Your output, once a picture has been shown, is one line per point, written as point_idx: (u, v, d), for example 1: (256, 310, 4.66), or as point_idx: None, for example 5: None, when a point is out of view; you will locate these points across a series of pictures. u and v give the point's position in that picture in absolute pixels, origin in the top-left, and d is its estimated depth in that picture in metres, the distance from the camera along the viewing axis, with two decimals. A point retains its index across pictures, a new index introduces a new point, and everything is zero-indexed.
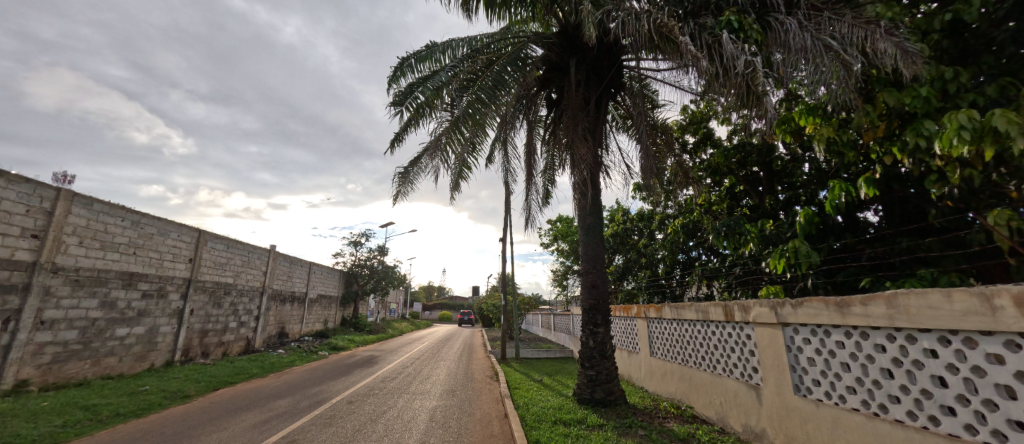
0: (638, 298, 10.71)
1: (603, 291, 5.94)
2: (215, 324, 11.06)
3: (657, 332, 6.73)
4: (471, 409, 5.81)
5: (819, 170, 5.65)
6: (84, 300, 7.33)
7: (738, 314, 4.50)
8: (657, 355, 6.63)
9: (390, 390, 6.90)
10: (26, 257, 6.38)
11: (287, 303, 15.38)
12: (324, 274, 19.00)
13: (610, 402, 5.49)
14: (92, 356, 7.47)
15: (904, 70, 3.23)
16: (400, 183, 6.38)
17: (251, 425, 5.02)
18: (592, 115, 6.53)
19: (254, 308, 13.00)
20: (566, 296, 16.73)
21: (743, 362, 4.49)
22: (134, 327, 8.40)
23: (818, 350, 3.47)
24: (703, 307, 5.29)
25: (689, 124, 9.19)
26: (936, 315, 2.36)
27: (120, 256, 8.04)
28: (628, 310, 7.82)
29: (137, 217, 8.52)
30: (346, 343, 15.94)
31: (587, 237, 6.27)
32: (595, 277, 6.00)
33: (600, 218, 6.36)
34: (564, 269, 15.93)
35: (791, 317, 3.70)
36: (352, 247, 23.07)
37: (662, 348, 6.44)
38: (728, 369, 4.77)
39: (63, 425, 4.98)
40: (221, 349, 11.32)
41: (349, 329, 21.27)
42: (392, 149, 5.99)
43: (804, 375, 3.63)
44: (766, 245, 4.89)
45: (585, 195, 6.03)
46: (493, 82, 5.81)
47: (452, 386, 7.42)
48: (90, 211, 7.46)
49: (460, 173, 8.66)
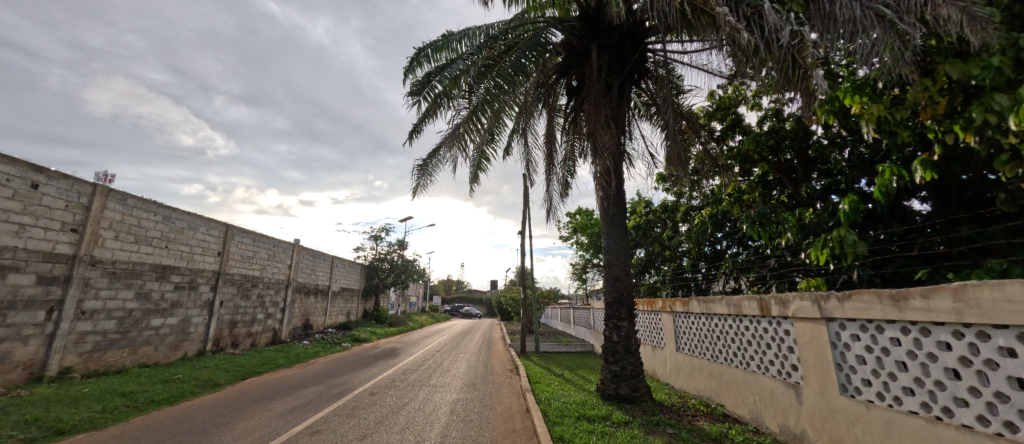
0: (660, 292, 10.42)
1: (627, 284, 5.75)
2: (243, 316, 11.41)
3: (683, 327, 6.48)
4: (492, 403, 5.75)
5: (861, 155, 5.26)
6: (121, 292, 7.63)
7: (775, 308, 4.22)
8: (683, 351, 6.38)
9: (411, 382, 6.89)
10: (66, 250, 6.66)
11: (311, 295, 15.73)
12: (346, 267, 19.41)
13: (635, 399, 5.28)
14: (130, 345, 7.82)
15: (973, 39, 2.88)
16: (419, 176, 6.33)
17: (277, 414, 5.08)
18: (615, 101, 6.27)
19: (280, 300, 13.32)
20: (585, 290, 16.51)
21: (781, 359, 4.22)
22: (168, 318, 8.73)
23: (869, 348, 3.18)
24: (735, 301, 5.01)
25: (717, 110, 8.84)
26: (1016, 310, 2.09)
27: (153, 249, 8.32)
28: (653, 303, 7.56)
29: (168, 212, 8.77)
30: (368, 335, 16.24)
31: (608, 229, 6.07)
32: (619, 269, 5.81)
33: (624, 208, 6.12)
34: (584, 263, 15.65)
35: (836, 311, 3.42)
36: (372, 241, 23.37)
37: (689, 343, 6.22)
38: (763, 366, 4.51)
39: (103, 411, 5.18)
40: (250, 340, 11.66)
41: (372, 321, 21.69)
42: (412, 141, 5.90)
43: (851, 374, 3.35)
44: (805, 235, 4.53)
45: (608, 185, 5.81)
46: (513, 67, 5.64)
47: (473, 379, 7.39)
48: (125, 206, 7.71)
49: (478, 164, 8.64)
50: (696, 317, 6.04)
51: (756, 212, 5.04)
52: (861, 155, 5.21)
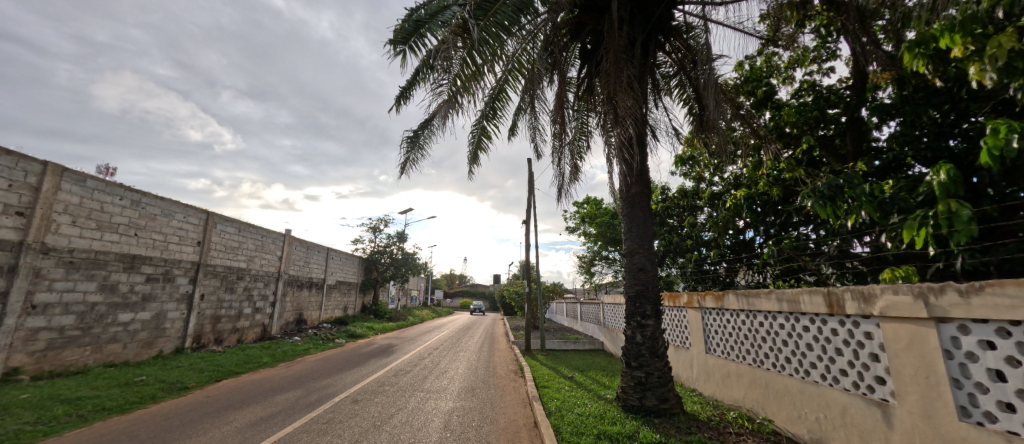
0: (678, 286, 9.53)
1: (652, 275, 4.88)
2: (228, 310, 10.64)
3: (715, 326, 5.58)
4: (493, 414, 4.90)
5: (925, 125, 4.38)
6: (81, 283, 6.85)
7: (852, 305, 3.29)
8: (716, 353, 5.50)
9: (402, 386, 6.07)
10: (11, 236, 5.87)
11: (305, 289, 14.95)
12: (343, 260, 18.61)
13: (664, 412, 4.42)
14: (93, 343, 7.05)
15: None
16: (408, 149, 5.48)
17: (236, 429, 4.24)
18: (638, 61, 5.36)
19: (270, 294, 12.55)
20: (593, 284, 15.64)
21: (859, 369, 3.33)
22: (139, 313, 7.97)
23: (1011, 360, 2.29)
24: (789, 295, 4.10)
25: (745, 84, 7.92)
26: None
27: (120, 237, 7.54)
28: (678, 298, 6.69)
29: (137, 196, 7.97)
30: (364, 331, 15.46)
31: (629, 210, 5.19)
32: (643, 258, 4.94)
33: (649, 186, 5.23)
34: (592, 255, 14.77)
35: (956, 310, 2.49)
36: (371, 233, 22.55)
37: (724, 343, 5.33)
38: (830, 376, 3.62)
39: (36, 423, 4.40)
40: (235, 336, 10.91)
41: (369, 316, 20.94)
42: (399, 107, 5.05)
43: (978, 394, 2.46)
44: (887, 212, 3.45)
45: (630, 159, 4.93)
46: (517, 6, 4.64)
47: (472, 382, 6.56)
48: (84, 188, 6.91)
49: (478, 143, 7.78)
50: (736, 315, 5.12)
51: (830, 179, 3.76)
52: (922, 125, 4.34)
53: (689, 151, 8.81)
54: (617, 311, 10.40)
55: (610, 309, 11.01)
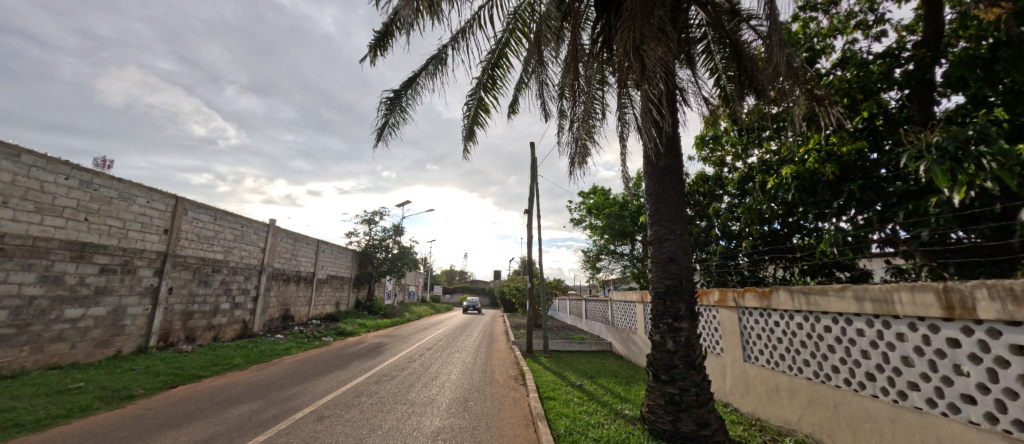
0: (698, 282, 8.58)
1: (686, 267, 3.94)
2: (202, 306, 9.73)
3: (758, 329, 4.60)
4: (487, 436, 3.98)
5: None
6: (13, 274, 5.96)
7: (984, 304, 2.28)
8: (760, 362, 4.52)
9: (380, 398, 5.13)
10: None
11: (292, 283, 14.04)
12: (335, 254, 17.71)
13: (705, 440, 3.49)
14: (31, 343, 6.15)
15: None
16: (387, 112, 4.53)
17: None
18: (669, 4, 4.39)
19: (252, 288, 11.62)
20: (599, 280, 14.71)
21: (996, 396, 2.31)
22: (92, 308, 7.07)
23: None
24: (871, 292, 3.10)
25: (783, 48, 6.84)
26: None
27: (65, 222, 6.63)
28: (707, 295, 5.72)
29: (89, 176, 7.04)
30: (355, 328, 14.56)
31: (654, 187, 4.25)
32: (674, 246, 4.00)
33: (680, 159, 4.28)
34: (599, 249, 13.84)
35: None
36: (366, 225, 21.58)
37: (772, 353, 4.33)
38: (944, 403, 2.62)
39: None
40: (211, 333, 10.01)
41: (364, 312, 20.05)
42: (373, 57, 4.13)
43: None
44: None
45: (658, 121, 3.97)
46: None
47: (465, 392, 5.63)
48: (17, 164, 5.99)
49: (475, 118, 6.84)
50: (790, 319, 4.12)
51: (956, 131, 2.79)
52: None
53: (713, 131, 7.82)
54: (628, 309, 9.44)
55: (619, 307, 10.05)
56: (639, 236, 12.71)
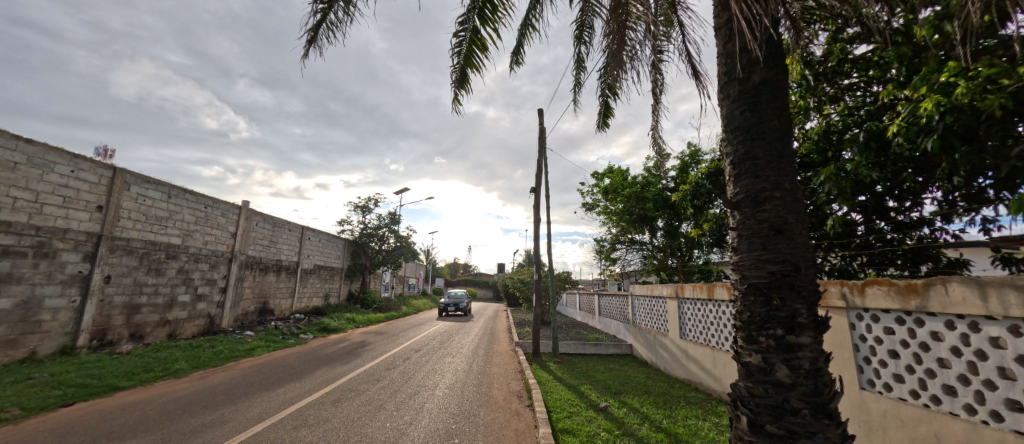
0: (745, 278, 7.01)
1: (803, 244, 2.38)
2: (153, 298, 8.32)
3: (901, 344, 2.93)
4: None
5: None
6: None
7: None
8: (909, 396, 2.86)
9: (329, 432, 3.64)
10: None
11: (271, 273, 12.62)
12: (322, 242, 16.25)
13: None
14: None
15: None
16: (325, 6, 3.01)
17: None
18: None
19: (219, 278, 10.19)
20: (614, 272, 13.11)
21: None
22: None
23: None
24: None
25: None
26: None
27: None
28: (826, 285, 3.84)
29: None
30: (342, 324, 13.12)
31: (742, 119, 2.63)
32: (781, 210, 2.42)
33: (785, 72, 2.65)
34: (616, 237, 12.25)
35: None
36: (360, 213, 20.08)
37: (929, 383, 2.72)
38: None
39: None
40: (165, 330, 8.60)
41: (356, 305, 18.64)
42: None
43: None
44: None
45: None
46: None
47: (449, 422, 4.11)
48: None
49: (468, 56, 5.26)
50: (974, 331, 2.42)
51: None
52: None
53: None
54: (654, 306, 7.88)
55: (642, 303, 8.51)
56: (660, 223, 11.08)
